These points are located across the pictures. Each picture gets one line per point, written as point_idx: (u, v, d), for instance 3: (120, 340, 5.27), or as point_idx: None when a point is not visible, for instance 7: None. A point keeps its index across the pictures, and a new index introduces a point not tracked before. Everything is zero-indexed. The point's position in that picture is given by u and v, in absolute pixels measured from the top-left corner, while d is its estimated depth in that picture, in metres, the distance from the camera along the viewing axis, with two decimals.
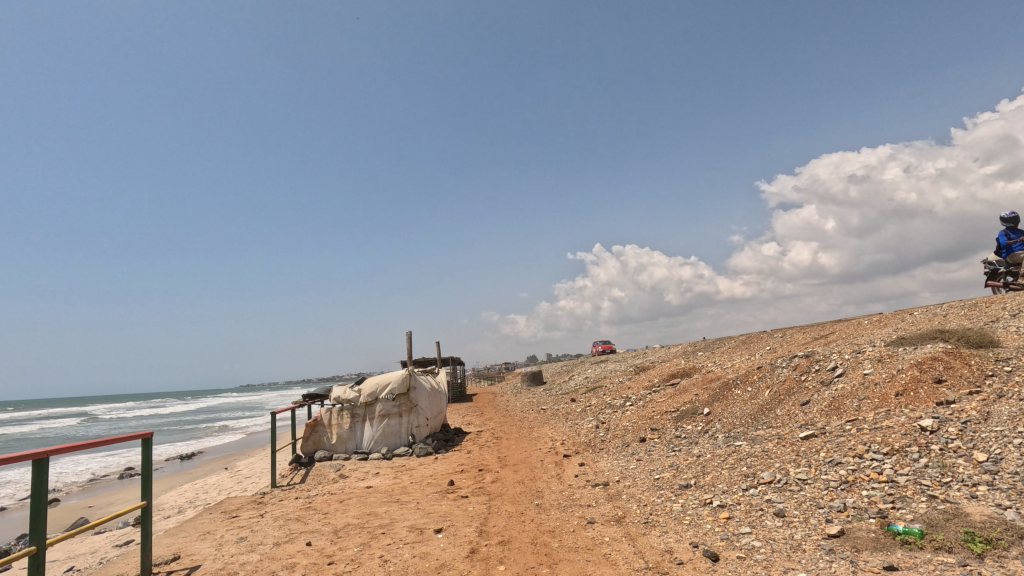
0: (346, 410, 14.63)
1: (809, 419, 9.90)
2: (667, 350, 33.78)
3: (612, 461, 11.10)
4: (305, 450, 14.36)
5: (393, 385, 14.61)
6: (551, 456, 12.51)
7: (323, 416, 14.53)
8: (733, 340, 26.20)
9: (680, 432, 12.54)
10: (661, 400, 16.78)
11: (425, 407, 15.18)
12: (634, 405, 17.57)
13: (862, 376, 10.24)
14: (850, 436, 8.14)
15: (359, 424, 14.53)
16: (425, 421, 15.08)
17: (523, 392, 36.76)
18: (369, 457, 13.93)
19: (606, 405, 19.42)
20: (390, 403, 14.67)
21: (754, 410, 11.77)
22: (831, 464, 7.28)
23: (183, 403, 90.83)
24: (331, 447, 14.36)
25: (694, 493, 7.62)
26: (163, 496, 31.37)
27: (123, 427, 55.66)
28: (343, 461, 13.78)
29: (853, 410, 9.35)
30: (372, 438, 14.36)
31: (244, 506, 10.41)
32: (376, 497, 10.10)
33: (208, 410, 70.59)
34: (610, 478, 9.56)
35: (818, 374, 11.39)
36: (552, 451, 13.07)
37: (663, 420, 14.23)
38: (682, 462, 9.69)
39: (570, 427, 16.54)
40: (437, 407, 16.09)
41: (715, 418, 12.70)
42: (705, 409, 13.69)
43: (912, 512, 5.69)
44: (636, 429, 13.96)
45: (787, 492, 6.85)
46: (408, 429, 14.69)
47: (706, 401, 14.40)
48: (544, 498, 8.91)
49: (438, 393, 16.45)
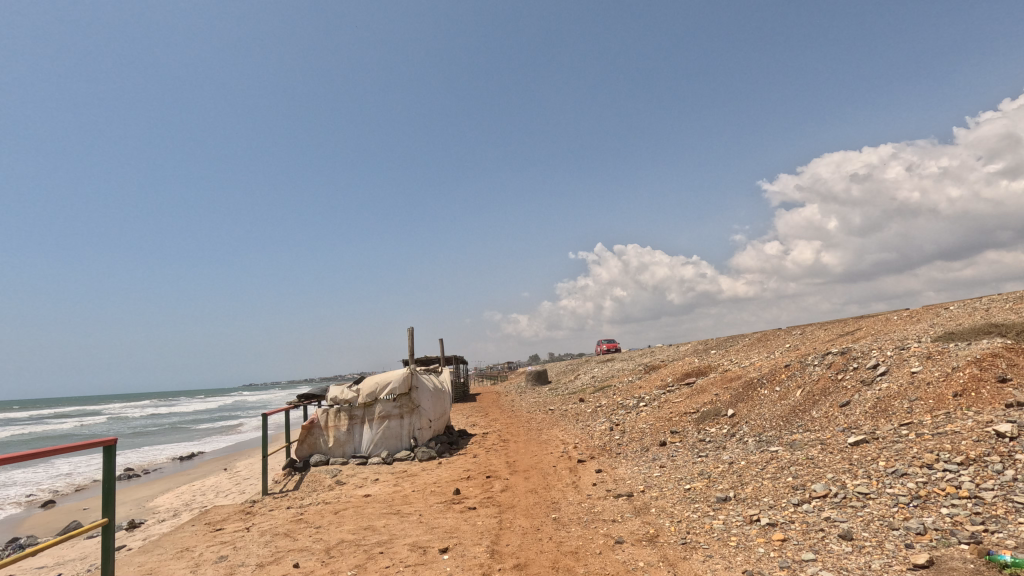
0: (344, 411, 13.70)
1: (854, 423, 8.92)
2: (677, 348, 32.83)
3: (632, 468, 10.14)
4: (300, 454, 13.42)
5: (393, 384, 13.73)
6: (564, 461, 11.57)
7: (319, 417, 13.58)
8: (747, 338, 25.20)
9: (703, 435, 11.61)
10: (678, 401, 15.83)
11: (427, 409, 14.29)
12: (648, 406, 16.63)
13: (910, 375, 9.28)
14: (910, 442, 7.17)
15: (357, 426, 13.62)
16: (427, 423, 14.19)
17: (529, 391, 35.80)
18: (368, 461, 13.03)
19: (618, 405, 18.47)
20: (390, 404, 13.75)
21: (786, 412, 10.81)
22: (896, 475, 6.32)
23: (184, 403, 90.14)
24: (328, 450, 13.45)
25: (736, 508, 6.65)
26: (160, 499, 30.59)
27: (121, 427, 54.87)
28: (340, 465, 12.86)
29: (905, 413, 8.37)
30: (372, 441, 13.46)
31: (230, 518, 9.51)
32: (374, 508, 9.18)
33: (209, 410, 69.83)
34: (633, 489, 8.60)
35: (857, 373, 10.42)
36: (565, 456, 12.14)
37: (682, 422, 13.29)
38: (713, 470, 8.70)
39: (582, 428, 15.61)
40: (440, 408, 15.21)
41: (741, 421, 11.74)
42: (728, 410, 12.76)
43: (1013, 537, 4.74)
44: (654, 431, 13.02)
45: (849, 509, 5.88)
46: (410, 432, 13.80)
47: (729, 401, 13.46)
48: (561, 512, 7.97)
49: (440, 393, 15.57)
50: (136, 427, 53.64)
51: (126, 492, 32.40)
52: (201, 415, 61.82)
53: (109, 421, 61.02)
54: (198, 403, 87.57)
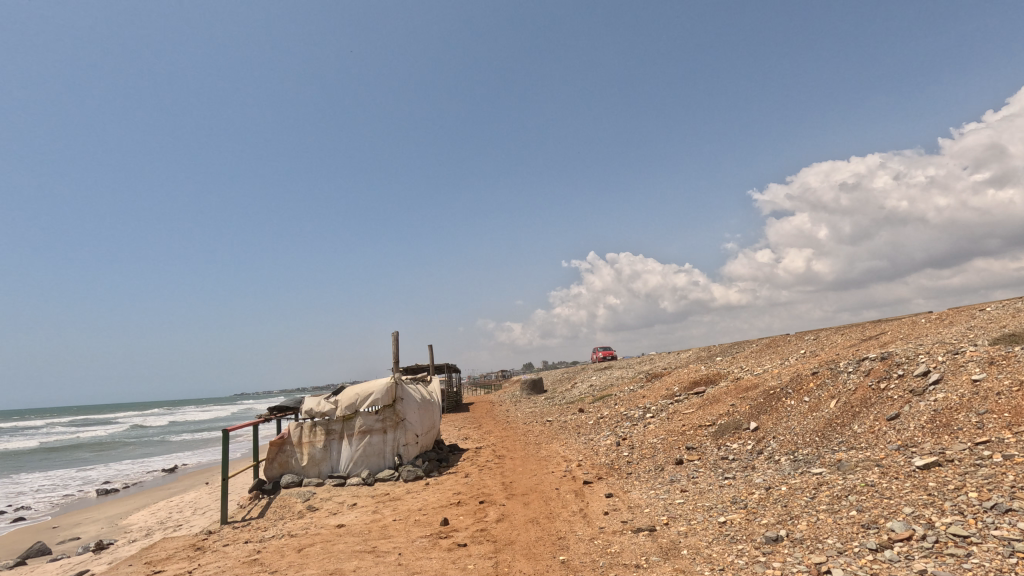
0: (320, 425, 12.24)
1: (912, 441, 7.60)
2: (678, 355, 31.57)
3: (649, 494, 8.75)
4: (270, 475, 11.93)
5: (376, 395, 12.32)
6: (569, 483, 10.16)
7: (291, 433, 12.11)
8: (755, 344, 23.92)
9: (725, 453, 10.28)
10: (689, 412, 14.48)
11: (413, 422, 12.87)
12: (656, 418, 15.28)
13: (973, 384, 7.99)
14: (1001, 466, 5.84)
15: (335, 442, 12.16)
16: (413, 439, 12.76)
17: (523, 401, 34.38)
18: (347, 482, 11.60)
19: (622, 416, 17.08)
20: (372, 417, 12.33)
21: (823, 427, 9.50)
22: (1000, 511, 4.99)
23: (169, 412, 87.75)
24: (301, 470, 11.96)
25: (794, 553, 5.29)
26: (134, 515, 28.93)
27: (102, 438, 52.81)
28: (314, 488, 11.40)
29: (975, 429, 7.07)
30: (351, 459, 12.02)
31: (176, 557, 8.06)
32: (346, 544, 7.74)
33: (194, 420, 67.73)
34: (656, 521, 7.21)
35: (904, 382, 9.13)
36: (569, 475, 10.75)
37: (698, 436, 11.96)
38: (749, 498, 7.33)
39: (585, 443, 14.22)
40: (429, 421, 13.80)
41: (767, 435, 10.44)
42: (750, 423, 11.45)
43: None
44: (667, 447, 11.67)
45: (950, 559, 4.53)
46: (394, 449, 12.37)
47: (749, 412, 12.16)
48: (570, 552, 6.58)
49: (429, 404, 14.18)
50: (117, 438, 51.70)
51: (99, 508, 30.70)
52: (185, 425, 59.83)
53: (91, 432, 59.00)
54: (183, 414, 85.25)
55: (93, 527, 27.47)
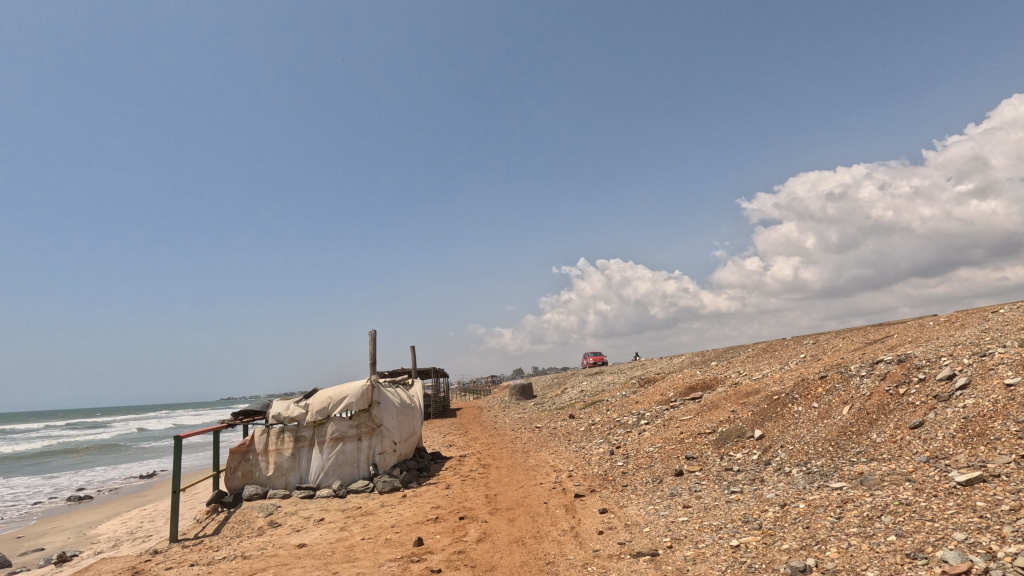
0: (288, 431, 11.23)
1: (942, 452, 6.79)
2: (671, 360, 30.80)
3: (647, 510, 7.86)
4: (231, 486, 10.89)
5: (350, 399, 11.38)
6: (559, 497, 9.25)
7: (256, 440, 11.09)
8: (750, 349, 23.17)
9: (729, 464, 9.43)
10: (687, 419, 13.62)
11: (391, 429, 11.90)
12: (651, 424, 14.41)
13: (1008, 389, 7.21)
14: None
15: (304, 451, 11.15)
16: (390, 446, 11.78)
17: (512, 407, 33.37)
18: (317, 494, 10.62)
19: (615, 423, 16.18)
20: (345, 423, 11.35)
21: (836, 437, 8.68)
22: None
23: (150, 417, 85.54)
24: (266, 480, 10.94)
25: None
26: (104, 525, 27.52)
27: (77, 443, 50.98)
28: (279, 500, 10.40)
29: (1017, 439, 6.29)
30: (321, 468, 11.03)
31: None
32: (304, 569, 6.77)
33: (175, 424, 65.86)
34: (658, 544, 6.31)
35: (925, 387, 8.35)
36: (558, 488, 9.84)
37: (697, 445, 11.11)
38: (763, 517, 6.45)
39: (576, 451, 13.32)
40: (408, 427, 12.83)
41: (774, 445, 9.62)
42: (754, 431, 10.63)
43: None
44: (665, 456, 10.82)
45: None
46: (368, 458, 11.38)
47: (752, 419, 11.34)
48: None
49: (409, 409, 13.23)
50: (93, 443, 49.90)
51: (67, 517, 29.22)
52: (165, 430, 58.13)
53: (67, 437, 57.08)
54: (165, 418, 83.16)
55: (59, 537, 26.03)
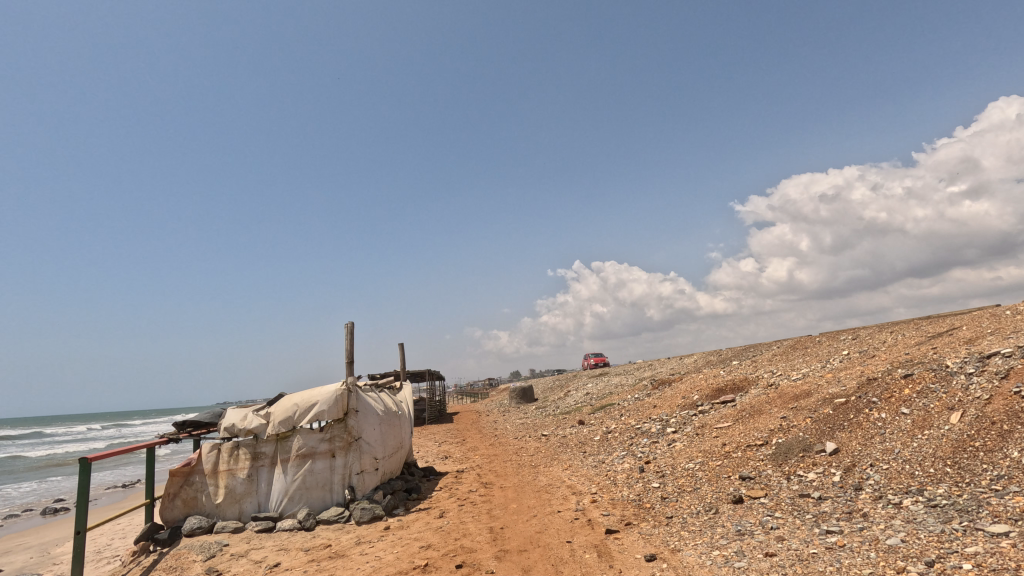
0: (244, 447, 9.06)
1: None
2: (683, 361, 28.73)
3: (714, 559, 5.75)
4: (169, 517, 8.68)
5: (320, 406, 9.21)
6: (585, 533, 7.13)
7: (203, 458, 8.90)
8: (775, 346, 21.13)
9: (805, 491, 7.29)
10: (725, 426, 11.50)
11: (372, 442, 9.73)
12: (680, 433, 12.29)
13: None
14: None
15: (263, 471, 8.99)
16: (372, 465, 9.62)
17: (513, 411, 31.18)
18: (278, 527, 8.51)
19: (636, 430, 14.04)
20: (314, 436, 9.19)
21: (955, 453, 6.58)
22: None
23: (138, 423, 82.63)
24: (214, 510, 8.76)
25: None
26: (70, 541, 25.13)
27: (55, 450, 48.34)
28: (227, 536, 8.24)
29: None
30: (285, 493, 8.89)
31: None
32: None
33: (161, 432, 63.11)
34: None
35: None
36: (582, 519, 7.70)
37: (750, 460, 9.01)
38: None
39: (595, 467, 11.15)
40: (394, 440, 10.64)
41: (859, 463, 7.50)
42: (822, 443, 8.54)
43: None
44: (712, 475, 8.70)
45: None
46: (343, 480, 9.21)
47: (815, 427, 9.23)
48: None
49: (396, 417, 11.05)
50: (72, 450, 47.25)
51: (32, 532, 26.81)
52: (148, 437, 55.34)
53: (44, 444, 54.30)
54: (153, 423, 80.32)
55: (19, 556, 23.53)
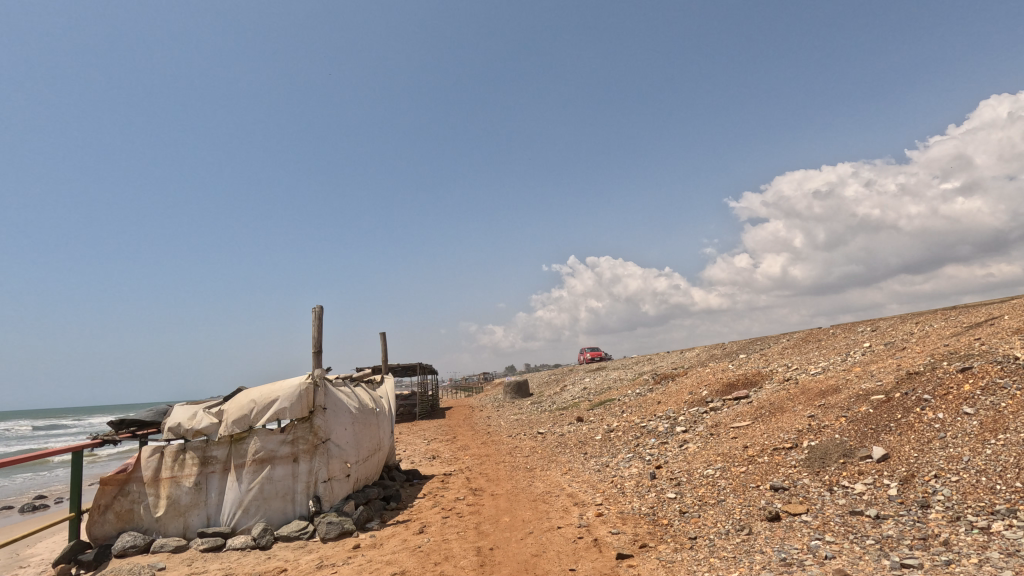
0: (191, 451, 7.75)
1: None
2: (685, 354, 27.53)
3: None
4: (100, 534, 7.37)
5: (281, 404, 7.92)
6: (592, 558, 5.87)
7: (142, 464, 7.59)
8: (786, 339, 19.96)
9: (857, 506, 6.04)
10: (744, 425, 10.27)
11: (342, 445, 8.43)
12: (692, 433, 11.06)
13: None
14: None
15: (212, 479, 7.69)
16: (342, 471, 8.31)
17: (509, 406, 29.91)
18: (227, 545, 7.21)
19: (641, 429, 12.82)
20: (273, 438, 7.89)
21: None
22: None
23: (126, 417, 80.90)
24: (153, 525, 7.46)
25: None
26: None
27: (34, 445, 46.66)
28: (166, 557, 6.95)
29: None
30: (238, 504, 7.59)
31: None
32: None
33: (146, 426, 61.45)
34: None
35: None
36: (588, 538, 6.46)
37: (781, 465, 7.77)
38: None
39: (599, 472, 9.90)
40: (371, 441, 9.35)
41: (919, 472, 6.26)
42: (867, 447, 7.30)
43: None
44: (738, 485, 7.45)
45: None
46: (308, 489, 7.91)
47: (855, 427, 7.99)
48: None
49: (373, 415, 9.74)
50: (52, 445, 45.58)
51: None
52: None
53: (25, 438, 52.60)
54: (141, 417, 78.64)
55: None
